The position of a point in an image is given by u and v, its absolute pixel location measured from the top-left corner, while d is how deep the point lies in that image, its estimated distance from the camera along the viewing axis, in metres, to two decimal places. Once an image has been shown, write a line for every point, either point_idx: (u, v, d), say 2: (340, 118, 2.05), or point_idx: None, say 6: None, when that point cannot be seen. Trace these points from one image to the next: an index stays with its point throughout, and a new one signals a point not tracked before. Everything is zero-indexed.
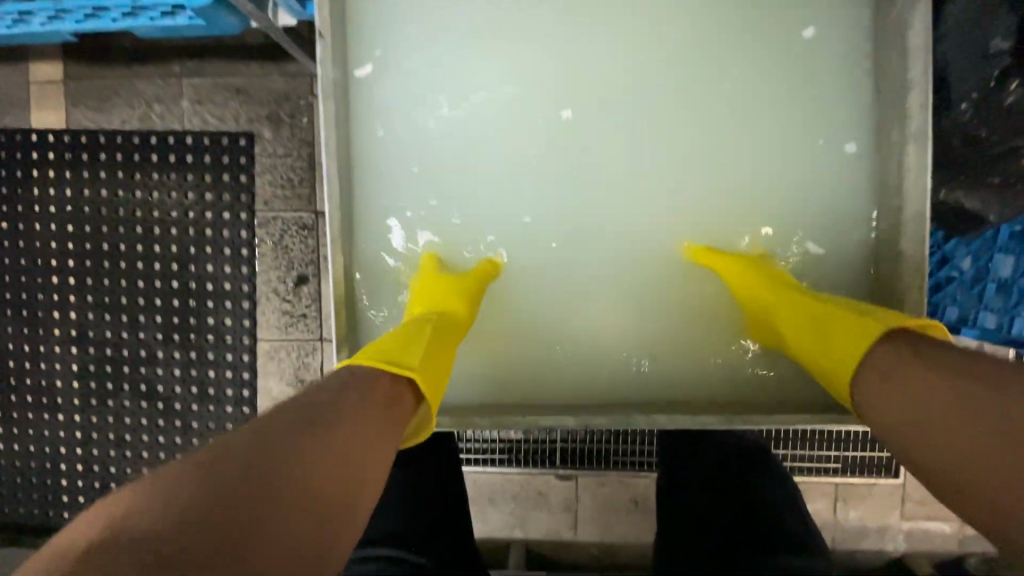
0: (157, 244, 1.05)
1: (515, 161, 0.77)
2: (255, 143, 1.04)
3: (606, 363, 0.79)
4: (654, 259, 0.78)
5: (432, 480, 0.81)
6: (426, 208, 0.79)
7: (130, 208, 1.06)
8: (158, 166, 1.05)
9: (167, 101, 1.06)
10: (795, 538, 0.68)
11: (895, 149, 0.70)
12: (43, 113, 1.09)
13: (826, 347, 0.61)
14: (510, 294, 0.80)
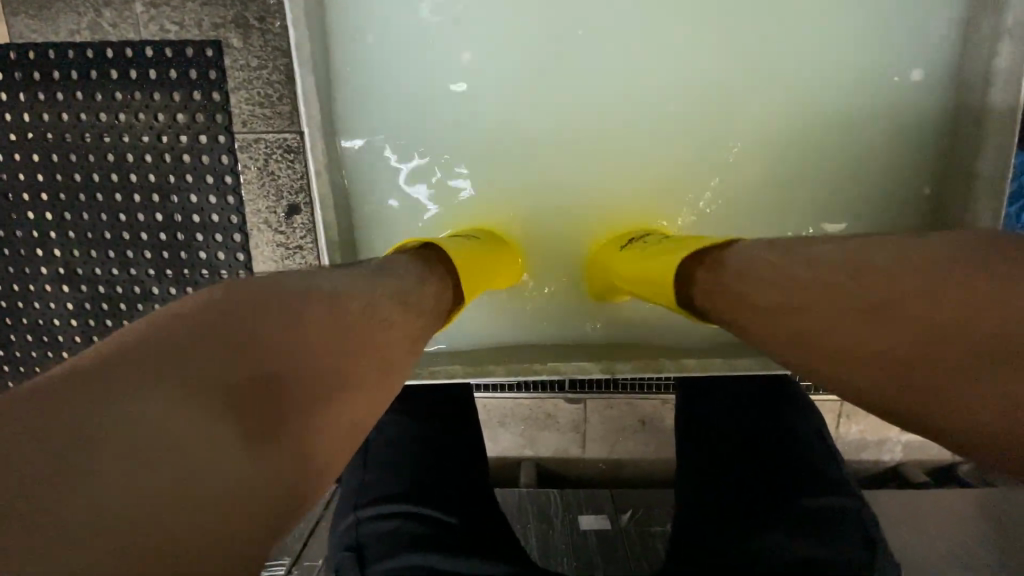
0: (133, 173, 0.97)
1: (537, 70, 0.70)
2: (223, 53, 0.92)
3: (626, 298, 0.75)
4: (691, 176, 0.73)
5: (446, 418, 0.76)
6: (440, 129, 0.72)
7: (97, 133, 0.96)
8: (120, 84, 0.94)
9: (118, 5, 0.93)
10: (820, 476, 0.62)
11: (985, 46, 0.64)
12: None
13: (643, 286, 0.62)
14: (532, 226, 0.75)
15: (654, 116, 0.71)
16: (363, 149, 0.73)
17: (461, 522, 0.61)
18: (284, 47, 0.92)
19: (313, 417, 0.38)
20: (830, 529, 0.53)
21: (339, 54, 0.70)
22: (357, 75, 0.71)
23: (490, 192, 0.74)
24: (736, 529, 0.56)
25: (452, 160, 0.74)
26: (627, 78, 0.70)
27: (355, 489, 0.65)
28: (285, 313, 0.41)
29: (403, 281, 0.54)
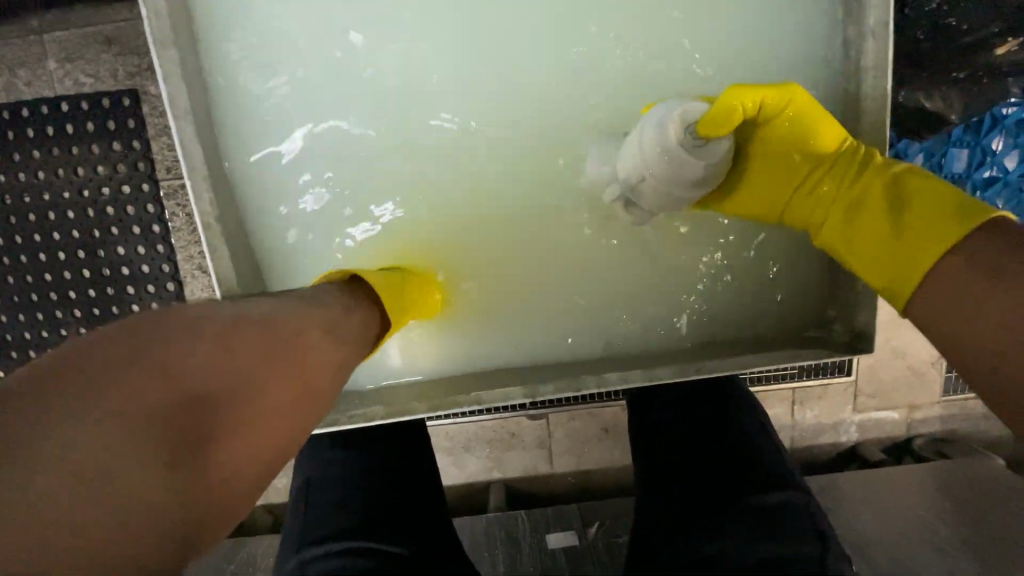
0: (56, 231, 0.93)
1: (436, 107, 0.70)
2: (142, 102, 0.90)
3: (549, 314, 0.74)
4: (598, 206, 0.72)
5: (391, 447, 0.73)
6: (345, 169, 0.71)
7: (15, 194, 0.92)
8: (37, 141, 0.91)
9: (30, 62, 0.90)
10: (771, 469, 0.62)
11: (852, 48, 0.65)
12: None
13: (863, 228, 0.55)
14: (448, 251, 0.73)
15: (553, 147, 0.71)
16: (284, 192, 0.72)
17: (414, 552, 0.59)
18: None
19: (248, 427, 0.40)
20: (776, 528, 0.54)
21: (254, 99, 0.69)
22: (265, 116, 0.69)
23: (405, 220, 0.73)
24: (687, 531, 0.56)
25: (356, 212, 0.72)
26: (526, 110, 0.71)
27: (298, 531, 0.63)
28: (214, 334, 0.41)
29: (307, 301, 0.49)
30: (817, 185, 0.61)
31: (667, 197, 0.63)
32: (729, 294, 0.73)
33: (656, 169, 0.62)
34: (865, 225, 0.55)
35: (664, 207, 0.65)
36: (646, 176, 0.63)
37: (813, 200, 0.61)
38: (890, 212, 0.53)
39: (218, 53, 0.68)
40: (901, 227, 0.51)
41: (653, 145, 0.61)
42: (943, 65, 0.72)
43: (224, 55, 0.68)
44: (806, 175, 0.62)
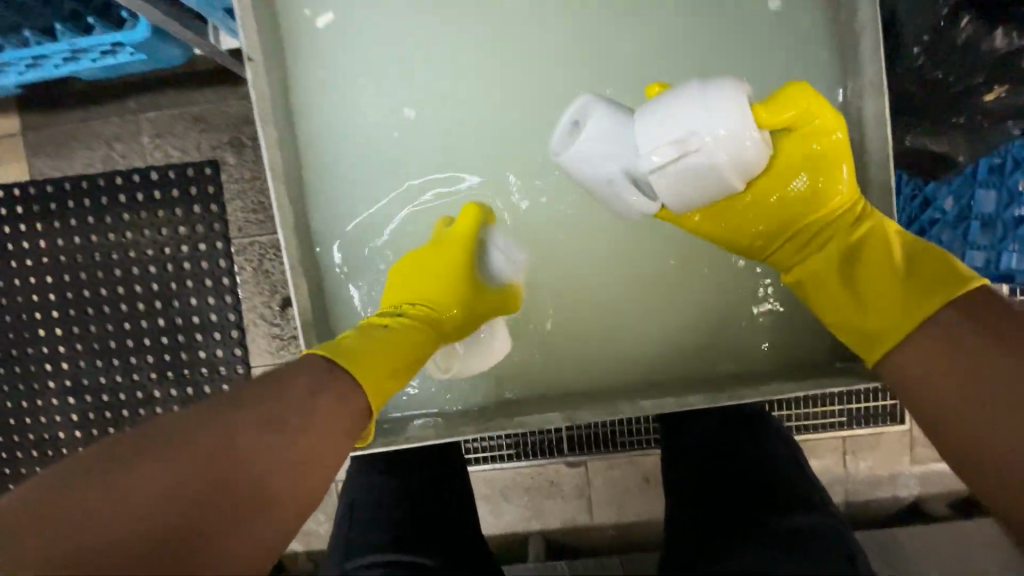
0: (138, 283, 1.04)
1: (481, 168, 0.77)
2: (220, 170, 1.03)
3: (583, 343, 0.77)
4: (613, 251, 0.77)
5: (428, 479, 0.73)
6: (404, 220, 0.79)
7: (104, 251, 1.04)
8: (129, 206, 1.04)
9: (127, 138, 1.05)
10: (803, 497, 0.60)
11: (854, 102, 0.70)
12: (4, 164, 1.08)
13: (868, 283, 0.58)
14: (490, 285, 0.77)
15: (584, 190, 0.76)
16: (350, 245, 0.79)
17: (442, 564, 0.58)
18: None
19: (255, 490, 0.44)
20: (797, 547, 0.52)
21: (323, 167, 0.78)
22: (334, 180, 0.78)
23: None
24: (702, 553, 0.54)
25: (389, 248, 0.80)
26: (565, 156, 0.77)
27: (339, 549, 0.63)
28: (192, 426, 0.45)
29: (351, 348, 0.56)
30: (813, 232, 0.65)
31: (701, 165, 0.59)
32: (728, 329, 0.75)
33: (720, 156, 0.59)
34: (864, 279, 0.59)
35: (693, 194, 0.62)
36: (698, 155, 0.58)
37: (810, 249, 0.65)
38: (885, 266, 0.58)
39: (304, 108, 0.77)
40: (904, 287, 0.55)
41: (724, 128, 0.58)
42: (944, 112, 0.73)
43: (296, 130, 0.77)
44: (802, 227, 0.66)
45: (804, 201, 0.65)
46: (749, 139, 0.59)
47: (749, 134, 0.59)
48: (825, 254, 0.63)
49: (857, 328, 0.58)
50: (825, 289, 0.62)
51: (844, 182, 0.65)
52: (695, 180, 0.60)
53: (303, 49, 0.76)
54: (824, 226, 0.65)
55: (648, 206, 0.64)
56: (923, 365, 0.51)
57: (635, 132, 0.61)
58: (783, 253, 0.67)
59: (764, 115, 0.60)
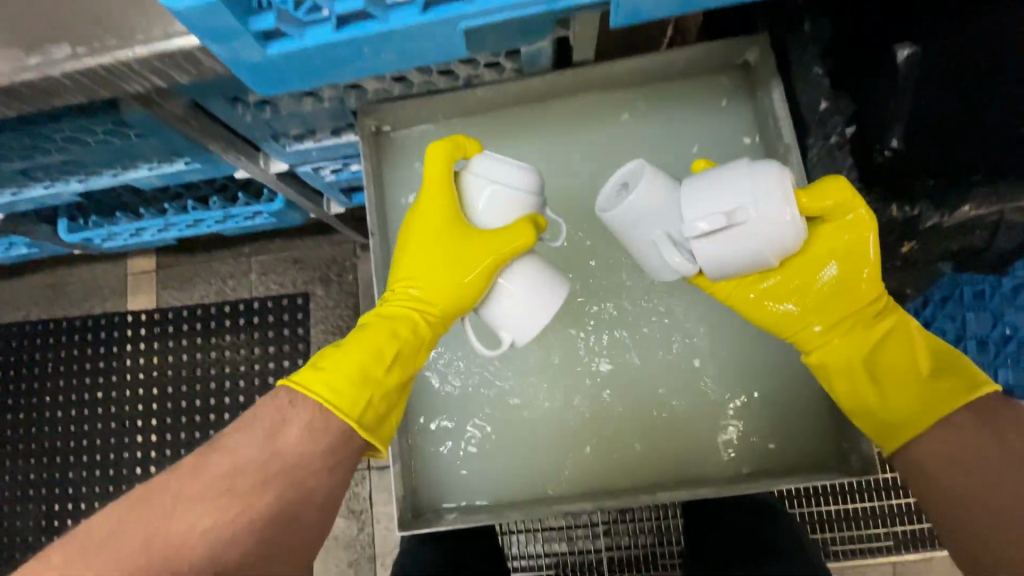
0: (227, 395, 1.22)
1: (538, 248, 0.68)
2: (310, 300, 1.24)
3: (626, 426, 0.68)
4: (681, 383, 0.67)
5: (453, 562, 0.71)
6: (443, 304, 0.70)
7: (205, 367, 1.24)
8: (230, 329, 1.25)
9: (237, 275, 1.28)
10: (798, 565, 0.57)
11: None
12: (136, 296, 1.31)
13: (886, 379, 0.58)
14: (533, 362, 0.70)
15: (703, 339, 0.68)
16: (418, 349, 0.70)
17: None
18: (354, 291, 1.24)
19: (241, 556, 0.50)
20: None
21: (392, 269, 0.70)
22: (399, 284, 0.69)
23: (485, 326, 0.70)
24: None
25: (512, 415, 0.69)
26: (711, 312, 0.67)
27: None
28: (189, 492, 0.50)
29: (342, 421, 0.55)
30: (836, 320, 0.60)
31: (739, 237, 0.54)
32: (795, 427, 0.65)
33: (761, 231, 0.54)
34: (882, 374, 0.58)
35: (729, 264, 0.56)
36: (742, 228, 0.54)
37: (830, 328, 0.60)
38: (908, 362, 0.57)
39: None
40: (915, 389, 0.56)
41: (768, 202, 0.53)
42: None
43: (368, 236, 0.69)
44: (823, 312, 0.60)
45: (833, 289, 0.60)
46: (788, 216, 0.53)
47: (790, 210, 0.53)
48: (844, 341, 0.60)
49: (877, 418, 0.57)
50: (846, 375, 0.59)
51: (870, 268, 0.59)
52: (737, 251, 0.55)
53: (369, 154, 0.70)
54: (848, 314, 0.60)
55: (686, 270, 0.58)
56: (937, 457, 0.53)
57: (684, 196, 0.56)
58: (800, 335, 0.61)
59: (802, 200, 0.54)
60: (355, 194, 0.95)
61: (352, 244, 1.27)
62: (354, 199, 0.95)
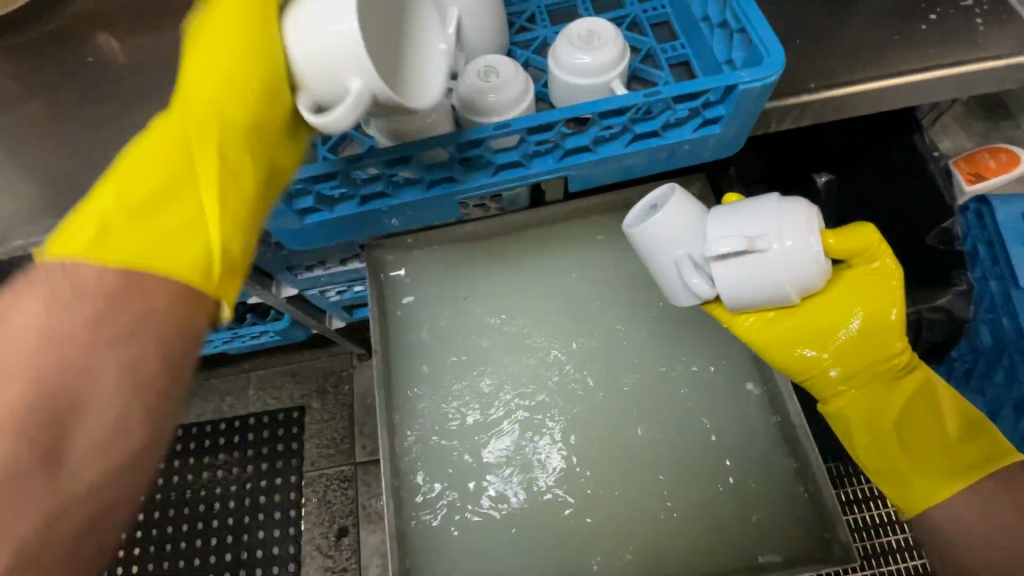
0: (215, 519, 1.19)
1: (539, 344, 0.72)
2: (305, 414, 1.27)
3: (631, 522, 0.64)
4: (685, 470, 0.66)
5: None
6: (443, 403, 0.70)
7: (195, 488, 1.22)
8: (224, 447, 1.25)
9: (235, 391, 1.31)
10: None
11: None
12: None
13: (913, 436, 0.56)
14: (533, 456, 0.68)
15: (703, 430, 0.67)
16: (414, 450, 0.68)
17: None
18: (349, 402, 1.28)
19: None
20: None
21: (399, 372, 0.71)
22: (408, 388, 0.70)
23: (484, 423, 0.69)
24: None
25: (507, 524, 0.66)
26: (706, 413, 0.68)
27: None
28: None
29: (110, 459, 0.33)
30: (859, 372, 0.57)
31: (760, 261, 0.50)
32: (806, 523, 0.62)
33: (783, 261, 0.49)
34: (909, 432, 0.56)
35: (750, 289, 0.51)
36: (762, 253, 0.49)
37: (853, 373, 0.57)
38: (935, 424, 0.56)
39: (400, 355, 0.72)
40: (943, 450, 0.54)
41: (792, 232, 0.49)
42: None
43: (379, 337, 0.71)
44: (852, 358, 0.57)
45: (858, 338, 0.56)
46: (814, 249, 0.49)
47: (815, 243, 0.49)
48: (866, 391, 0.58)
49: (895, 476, 0.56)
50: (868, 430, 0.57)
51: (899, 308, 0.56)
52: (754, 277, 0.50)
53: (383, 269, 0.74)
54: (872, 366, 0.57)
55: (703, 294, 0.53)
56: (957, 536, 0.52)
57: (709, 220, 0.52)
58: (818, 382, 0.59)
59: (831, 241, 0.52)
60: (356, 310, 1.02)
61: (349, 355, 1.32)
62: (354, 315, 1.02)
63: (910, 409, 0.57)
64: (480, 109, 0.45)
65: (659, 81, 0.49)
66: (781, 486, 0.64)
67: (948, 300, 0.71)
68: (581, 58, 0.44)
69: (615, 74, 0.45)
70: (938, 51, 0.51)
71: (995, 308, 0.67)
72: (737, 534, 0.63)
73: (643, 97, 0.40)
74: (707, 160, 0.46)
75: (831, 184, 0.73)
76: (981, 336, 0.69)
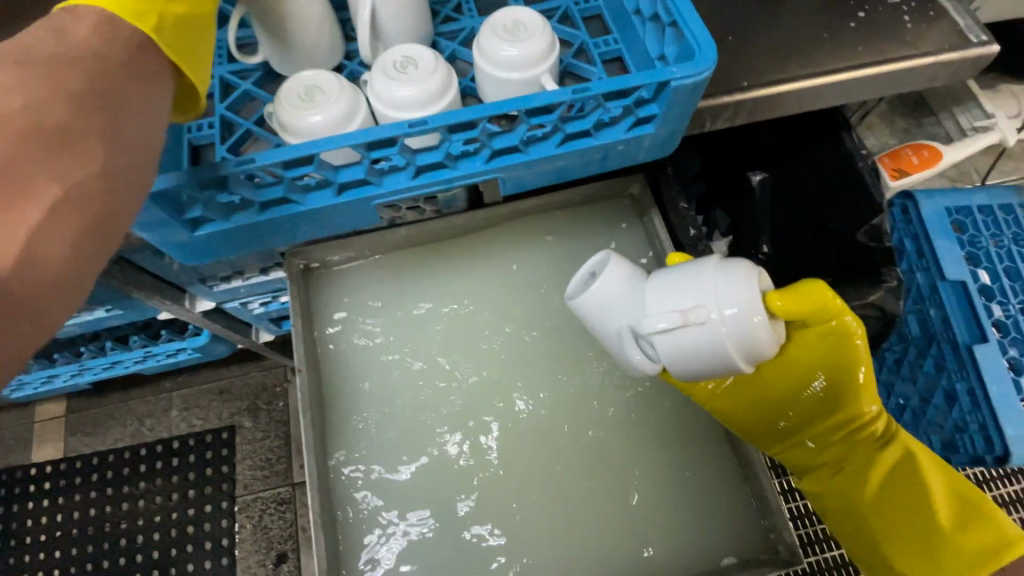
0: (138, 553, 1.09)
1: (483, 353, 0.69)
2: (236, 433, 1.18)
3: (581, 533, 0.62)
4: (634, 475, 0.64)
5: None
6: (380, 421, 0.65)
7: (113, 522, 1.10)
8: (145, 475, 1.14)
9: (157, 413, 1.19)
10: None
11: None
12: (42, 447, 1.17)
13: (896, 510, 0.57)
14: (478, 471, 0.64)
15: (650, 432, 0.66)
16: (349, 472, 0.63)
17: None
18: (285, 418, 1.19)
19: None
20: None
21: (332, 390, 0.66)
22: (341, 405, 0.65)
23: (426, 439, 0.65)
24: None
25: (452, 544, 0.62)
26: (651, 418, 0.67)
27: None
28: None
29: None
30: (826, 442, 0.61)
31: (701, 338, 0.46)
32: (752, 520, 0.62)
33: (723, 334, 0.45)
34: (892, 503, 0.57)
35: (691, 364, 0.48)
36: (701, 327, 0.46)
37: (823, 438, 0.61)
38: (920, 504, 0.56)
39: (332, 371, 0.66)
40: (928, 528, 0.55)
41: (732, 301, 0.45)
42: None
43: (313, 350, 0.65)
44: (821, 424, 0.61)
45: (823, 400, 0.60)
46: (755, 320, 0.45)
47: (755, 315, 0.45)
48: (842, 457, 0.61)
49: (878, 556, 0.57)
50: (841, 502, 0.60)
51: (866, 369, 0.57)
52: (695, 353, 0.47)
53: (313, 278, 0.68)
54: (844, 437, 0.60)
55: (646, 369, 0.50)
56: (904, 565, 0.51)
57: (647, 288, 0.49)
58: (794, 454, 0.64)
59: (778, 303, 0.48)
60: (286, 322, 0.95)
61: (283, 368, 1.23)
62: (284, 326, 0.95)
63: (892, 479, 0.58)
64: (397, 105, 0.40)
65: (591, 77, 0.46)
66: (727, 485, 0.64)
67: (879, 296, 0.71)
68: (507, 50, 0.41)
69: (545, 68, 0.42)
70: (865, 49, 0.51)
71: (922, 299, 0.74)
72: (687, 537, 0.62)
73: (571, 94, 0.36)
74: (642, 161, 0.44)
75: (767, 182, 0.73)
76: (911, 326, 0.75)
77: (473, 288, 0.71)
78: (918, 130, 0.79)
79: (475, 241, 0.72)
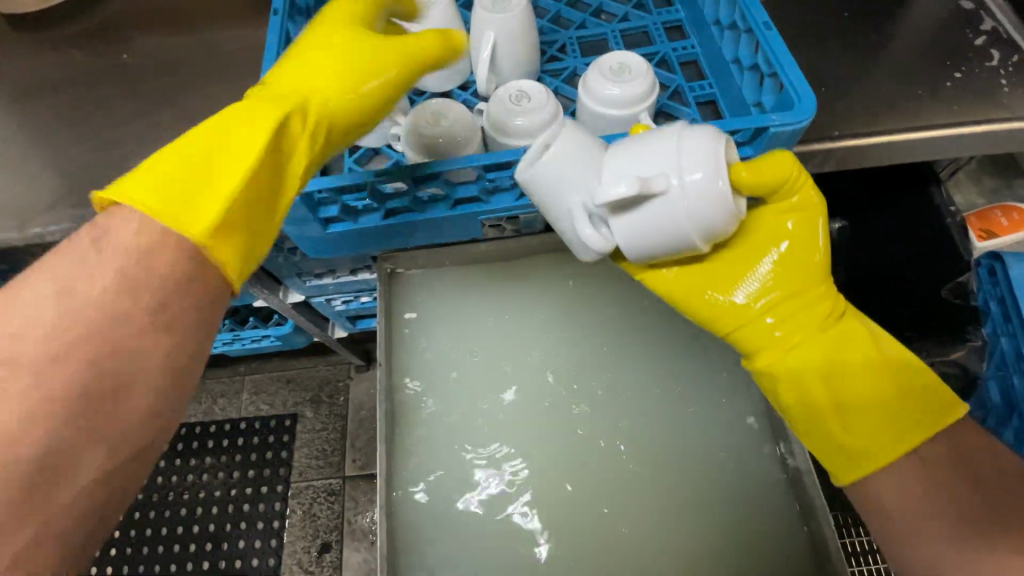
0: (196, 524, 1.15)
1: (547, 367, 0.72)
2: (298, 421, 1.25)
3: (628, 558, 0.63)
4: (685, 507, 0.64)
5: None
6: (444, 422, 0.69)
7: (177, 492, 1.18)
8: (212, 450, 1.22)
9: (229, 394, 1.29)
10: None
11: None
12: None
13: (849, 391, 0.45)
14: (532, 482, 0.66)
15: (705, 465, 0.66)
16: (411, 466, 0.67)
17: None
18: (343, 413, 1.26)
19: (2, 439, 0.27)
20: None
21: (404, 387, 0.70)
22: (410, 402, 0.70)
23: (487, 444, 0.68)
24: None
25: (503, 550, 0.64)
26: (706, 451, 0.67)
27: None
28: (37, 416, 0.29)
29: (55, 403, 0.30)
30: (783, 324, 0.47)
31: (658, 212, 0.38)
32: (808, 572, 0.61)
33: (681, 204, 0.37)
34: (845, 383, 0.45)
35: (643, 245, 0.40)
36: (659, 197, 0.37)
37: (768, 310, 0.47)
38: (872, 384, 0.45)
39: (405, 368, 0.71)
40: (882, 408, 0.44)
41: (694, 165, 0.37)
42: None
43: (390, 348, 0.70)
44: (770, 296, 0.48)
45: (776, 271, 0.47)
46: (720, 190, 0.37)
47: (721, 181, 0.36)
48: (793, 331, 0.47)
49: (828, 444, 0.46)
50: (796, 392, 0.46)
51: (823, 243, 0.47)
52: (649, 230, 0.39)
53: (396, 280, 0.74)
54: (796, 308, 0.47)
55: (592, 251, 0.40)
56: None
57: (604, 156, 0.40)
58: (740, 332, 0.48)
59: (742, 173, 0.38)
60: (360, 321, 1.01)
61: (346, 364, 1.31)
62: (357, 325, 1.01)
63: (845, 355, 0.46)
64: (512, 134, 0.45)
65: (686, 117, 0.50)
66: (781, 527, 0.63)
67: (962, 354, 0.70)
68: (610, 89, 0.45)
69: (643, 107, 0.46)
70: (960, 109, 0.52)
71: (1005, 365, 0.64)
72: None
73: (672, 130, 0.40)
74: None
75: (844, 230, 0.71)
76: (990, 393, 0.66)
77: (541, 304, 0.74)
78: (1008, 191, 0.77)
79: (546, 260, 0.76)
